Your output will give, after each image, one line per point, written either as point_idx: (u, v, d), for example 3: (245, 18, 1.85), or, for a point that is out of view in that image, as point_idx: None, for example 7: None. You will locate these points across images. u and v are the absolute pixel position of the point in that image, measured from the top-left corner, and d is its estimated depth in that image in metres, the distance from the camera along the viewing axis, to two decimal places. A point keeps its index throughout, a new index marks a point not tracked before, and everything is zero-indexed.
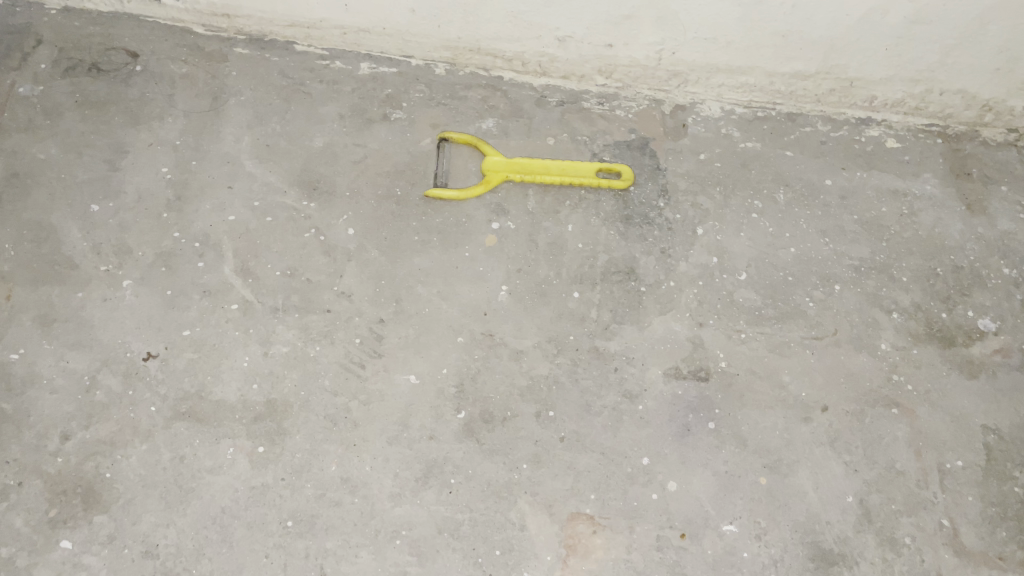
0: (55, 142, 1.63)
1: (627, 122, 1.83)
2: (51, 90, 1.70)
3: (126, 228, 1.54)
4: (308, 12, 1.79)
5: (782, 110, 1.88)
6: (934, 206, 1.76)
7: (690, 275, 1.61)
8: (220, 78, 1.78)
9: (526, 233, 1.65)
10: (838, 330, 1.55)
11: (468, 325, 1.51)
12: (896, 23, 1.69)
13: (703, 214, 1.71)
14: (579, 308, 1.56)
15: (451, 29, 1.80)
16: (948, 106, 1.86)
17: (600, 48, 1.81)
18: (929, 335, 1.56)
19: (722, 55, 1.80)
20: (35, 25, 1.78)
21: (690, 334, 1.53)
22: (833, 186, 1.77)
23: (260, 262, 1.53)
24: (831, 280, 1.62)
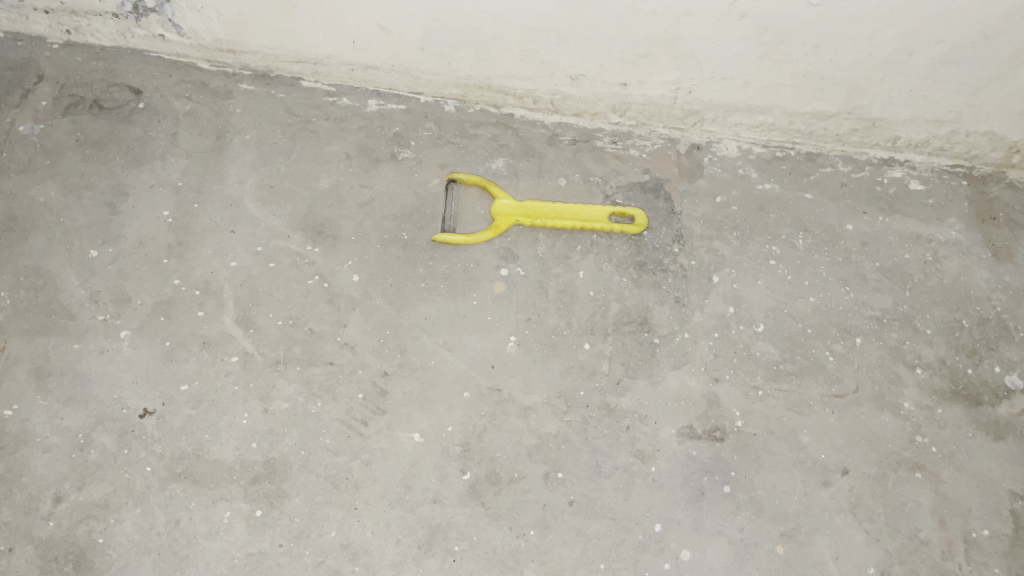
0: (55, 184, 1.59)
1: (641, 162, 1.78)
2: (52, 128, 1.66)
3: (125, 275, 1.50)
4: (315, 48, 1.75)
5: (801, 150, 1.83)
6: (960, 252, 1.70)
7: (705, 326, 1.56)
8: (225, 115, 1.74)
9: (536, 279, 1.60)
10: (859, 387, 1.50)
11: (475, 379, 1.46)
12: (921, 64, 1.64)
13: (719, 261, 1.65)
14: (590, 361, 1.50)
15: (461, 66, 1.76)
16: (974, 147, 1.80)
17: (614, 87, 1.76)
18: (954, 393, 1.51)
19: (740, 95, 1.75)
20: (36, 60, 1.75)
21: (705, 390, 1.48)
22: (854, 231, 1.71)
23: (262, 312, 1.49)
24: (852, 332, 1.57)
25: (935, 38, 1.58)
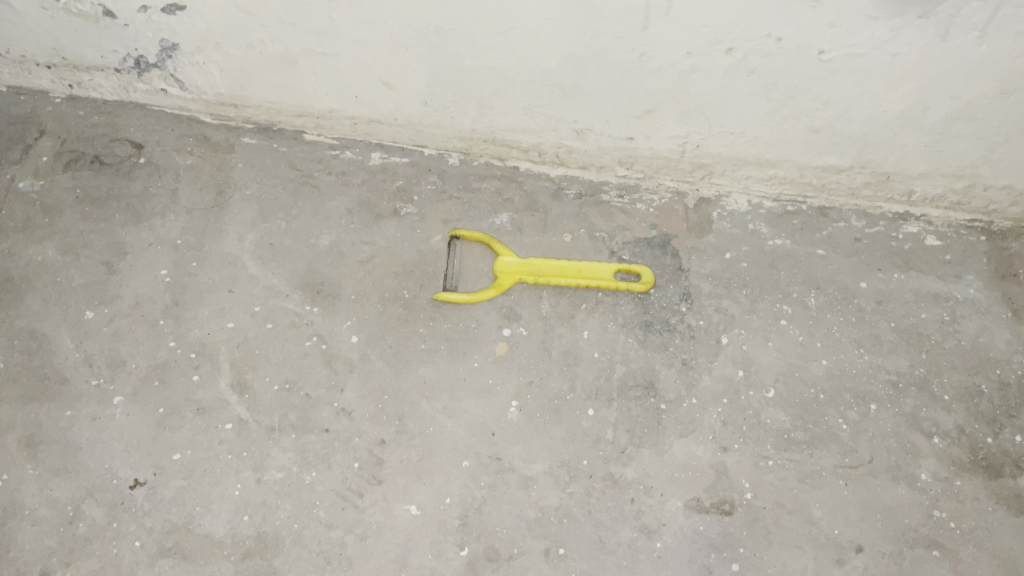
0: (54, 243, 1.58)
1: (648, 217, 1.75)
2: (52, 186, 1.65)
3: (120, 337, 1.48)
4: (317, 103, 1.73)
5: (813, 204, 1.78)
6: (978, 312, 1.65)
7: (713, 391, 1.51)
8: (226, 170, 1.72)
9: (539, 340, 1.56)
10: (874, 457, 1.46)
11: (475, 448, 1.42)
12: (936, 119, 1.59)
13: (728, 320, 1.61)
14: (594, 428, 1.46)
15: (465, 121, 1.73)
16: (992, 202, 1.75)
17: (620, 141, 1.73)
18: (974, 464, 1.46)
19: (750, 149, 1.71)
20: (39, 115, 1.75)
21: (713, 461, 1.44)
22: (869, 288, 1.66)
23: (258, 375, 1.46)
24: (866, 399, 1.52)
25: (950, 93, 1.54)
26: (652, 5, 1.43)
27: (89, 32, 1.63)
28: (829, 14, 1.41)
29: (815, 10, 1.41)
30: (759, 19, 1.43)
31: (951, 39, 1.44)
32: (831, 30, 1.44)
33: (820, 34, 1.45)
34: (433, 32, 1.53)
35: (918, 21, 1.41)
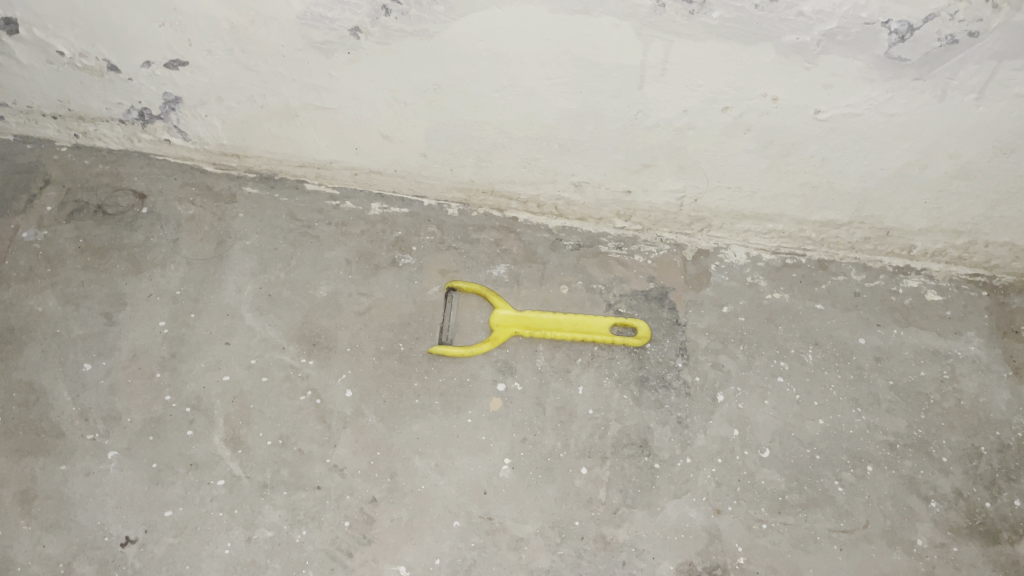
0: (54, 293, 1.60)
1: (646, 269, 1.75)
2: (55, 235, 1.68)
3: (117, 390, 1.49)
4: (318, 154, 1.75)
5: (812, 257, 1.78)
6: (978, 370, 1.63)
7: (708, 450, 1.51)
8: (227, 220, 1.74)
9: (534, 396, 1.56)
10: (869, 522, 1.44)
11: (466, 507, 1.42)
12: (934, 177, 1.59)
13: (724, 376, 1.60)
14: (587, 487, 1.45)
15: (464, 173, 1.74)
16: (994, 257, 1.73)
17: (618, 194, 1.73)
18: (971, 529, 1.45)
19: (748, 203, 1.71)
20: (45, 163, 1.78)
21: (706, 523, 1.43)
22: (867, 345, 1.66)
23: (251, 430, 1.47)
24: (862, 459, 1.51)
25: (948, 152, 1.54)
26: (647, 64, 1.45)
27: (93, 85, 1.66)
28: (825, 75, 1.42)
29: (810, 71, 1.42)
30: (754, 79, 1.45)
31: (947, 101, 1.44)
32: (828, 90, 1.45)
33: (815, 94, 1.46)
34: (432, 88, 1.55)
35: (914, 83, 1.42)
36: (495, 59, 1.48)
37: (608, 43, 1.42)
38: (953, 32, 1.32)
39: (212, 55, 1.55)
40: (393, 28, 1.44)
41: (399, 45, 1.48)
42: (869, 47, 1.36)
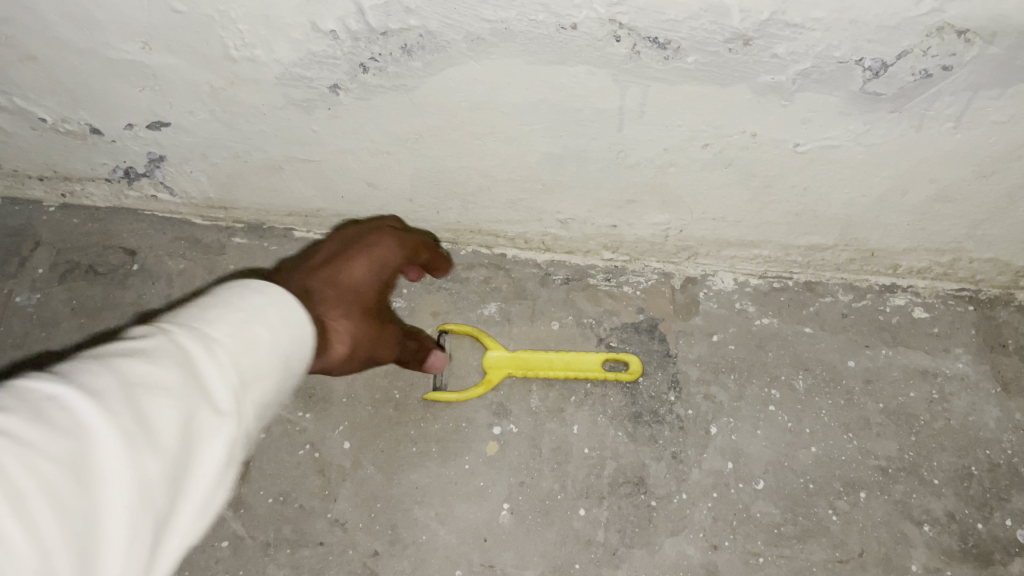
0: (51, 358, 1.67)
1: (635, 301, 1.77)
2: (48, 298, 1.74)
3: None
4: (304, 203, 1.77)
5: (799, 280, 1.79)
6: (967, 388, 1.66)
7: (703, 485, 1.54)
8: (217, 274, 1.79)
9: (529, 437, 1.58)
10: (864, 550, 1.48)
11: (467, 556, 1.46)
12: (917, 201, 1.58)
13: (716, 408, 1.62)
14: (586, 529, 1.49)
15: (450, 215, 1.76)
16: (979, 273, 1.74)
17: (604, 228, 1.74)
18: (964, 552, 1.49)
19: (733, 232, 1.71)
20: (34, 224, 1.83)
21: (704, 560, 1.47)
22: (857, 367, 1.68)
23: (251, 489, 1.52)
24: (856, 486, 1.55)
25: (928, 177, 1.52)
26: (626, 108, 1.43)
27: (78, 148, 1.67)
28: (803, 111, 1.39)
29: (787, 108, 1.39)
30: (733, 119, 1.43)
31: (925, 130, 1.41)
32: (806, 125, 1.42)
33: (793, 130, 1.44)
34: (413, 138, 1.56)
35: (891, 115, 1.38)
36: (473, 108, 1.47)
37: (585, 90, 1.40)
38: (927, 68, 1.27)
39: (194, 116, 1.56)
40: (372, 84, 1.43)
41: (378, 99, 1.47)
42: (843, 84, 1.32)
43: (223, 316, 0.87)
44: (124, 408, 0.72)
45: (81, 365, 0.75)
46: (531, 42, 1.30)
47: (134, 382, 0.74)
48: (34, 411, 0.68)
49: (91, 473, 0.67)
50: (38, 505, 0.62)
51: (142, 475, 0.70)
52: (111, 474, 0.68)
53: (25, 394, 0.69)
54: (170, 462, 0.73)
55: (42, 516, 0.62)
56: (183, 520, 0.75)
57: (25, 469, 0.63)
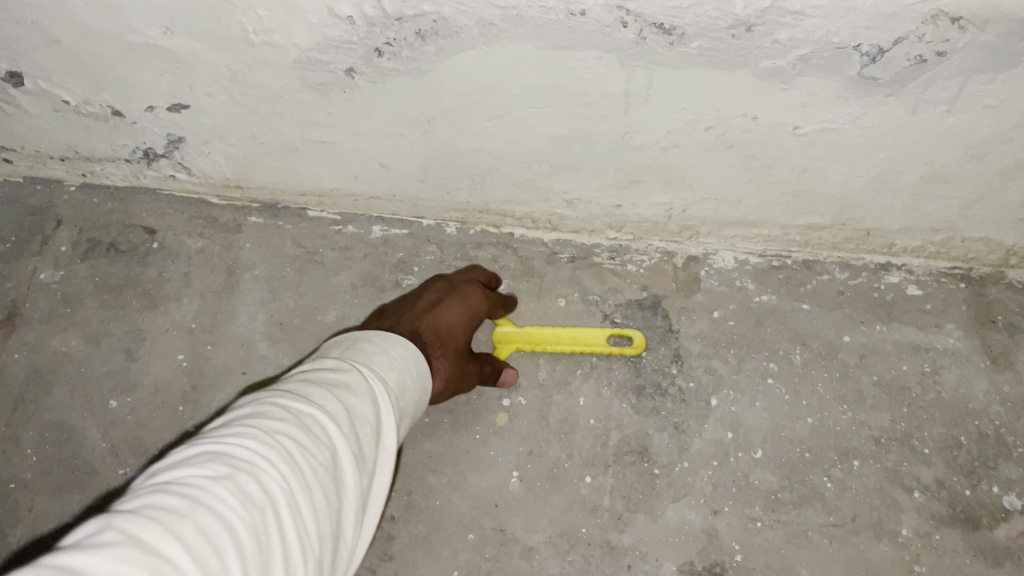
0: (76, 333, 1.74)
1: (638, 278, 1.83)
2: (72, 275, 1.81)
3: (143, 425, 1.63)
4: (318, 183, 1.82)
5: (797, 259, 1.85)
6: (957, 362, 1.73)
7: (704, 454, 1.61)
8: (234, 251, 1.84)
9: (537, 409, 1.65)
10: (857, 515, 1.56)
11: (479, 521, 1.54)
12: (912, 181, 1.64)
13: (717, 381, 1.69)
14: (592, 495, 1.57)
15: (460, 195, 1.81)
16: (971, 251, 1.81)
17: (609, 208, 1.80)
18: (952, 517, 1.56)
19: (734, 212, 1.77)
20: (56, 204, 1.89)
21: (705, 524, 1.54)
22: (852, 342, 1.74)
23: None
24: (850, 455, 1.62)
25: (923, 159, 1.57)
26: (631, 92, 1.48)
27: (99, 129, 1.72)
28: (802, 95, 1.45)
29: (787, 92, 1.44)
30: (734, 103, 1.48)
31: (920, 113, 1.46)
32: (805, 108, 1.48)
33: (793, 113, 1.49)
34: (426, 121, 1.61)
35: (887, 99, 1.44)
36: (484, 91, 1.52)
37: (593, 74, 1.45)
38: (922, 53, 1.32)
39: (213, 98, 1.61)
40: (386, 68, 1.48)
41: (392, 82, 1.51)
42: (842, 69, 1.38)
43: (397, 359, 1.21)
44: (355, 428, 1.01)
45: (312, 395, 1.01)
46: (541, 27, 1.35)
47: (354, 410, 1.03)
48: (304, 421, 0.96)
49: (342, 474, 0.96)
50: (305, 507, 0.88)
51: (372, 473, 1.04)
52: (356, 474, 0.99)
53: (291, 412, 0.96)
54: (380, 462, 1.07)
55: (327, 501, 0.91)
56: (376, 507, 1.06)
57: (307, 472, 0.90)
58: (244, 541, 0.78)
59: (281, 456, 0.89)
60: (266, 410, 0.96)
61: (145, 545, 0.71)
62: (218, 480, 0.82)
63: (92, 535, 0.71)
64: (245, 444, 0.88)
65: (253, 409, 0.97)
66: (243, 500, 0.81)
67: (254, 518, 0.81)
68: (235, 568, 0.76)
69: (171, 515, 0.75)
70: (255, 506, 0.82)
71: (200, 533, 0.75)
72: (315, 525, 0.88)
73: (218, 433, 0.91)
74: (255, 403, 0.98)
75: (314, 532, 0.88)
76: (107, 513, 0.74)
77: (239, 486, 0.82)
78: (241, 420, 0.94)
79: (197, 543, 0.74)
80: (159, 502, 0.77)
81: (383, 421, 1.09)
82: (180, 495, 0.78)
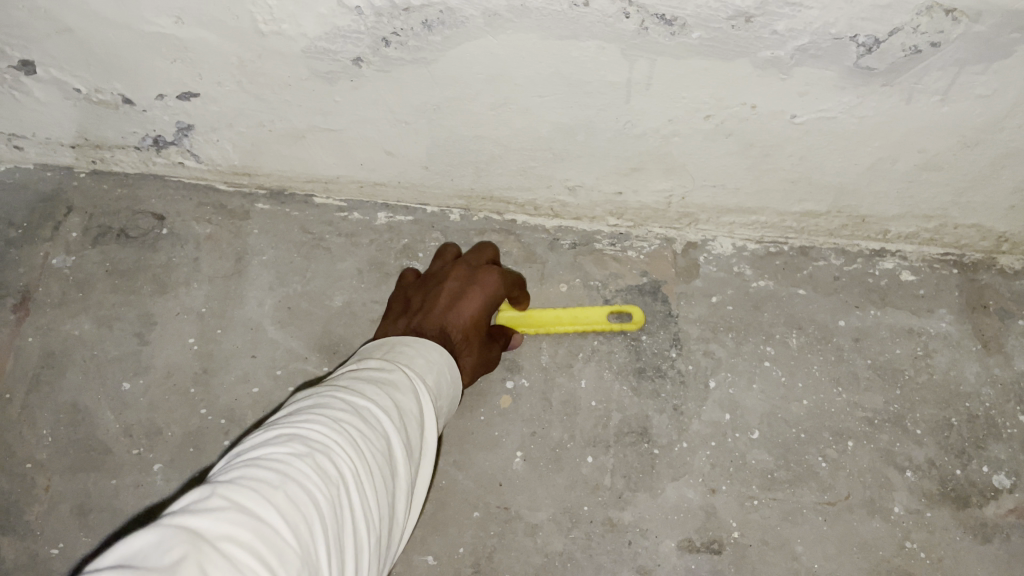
0: (88, 317, 1.78)
1: (638, 264, 1.87)
2: (83, 260, 1.84)
3: (155, 406, 1.68)
4: (325, 170, 1.85)
5: (794, 245, 1.89)
6: (949, 346, 1.77)
7: (702, 435, 1.65)
8: (242, 237, 1.88)
9: (540, 391, 1.69)
10: (851, 494, 1.61)
11: (484, 499, 1.59)
12: (906, 169, 1.67)
13: (715, 364, 1.73)
14: (593, 474, 1.61)
15: (464, 182, 1.85)
16: (963, 238, 1.85)
17: (610, 195, 1.84)
18: (943, 496, 1.61)
19: (732, 199, 1.81)
20: (66, 190, 1.92)
21: (703, 502, 1.59)
22: (847, 327, 1.79)
23: None
24: (844, 436, 1.67)
25: (917, 148, 1.61)
26: (633, 81, 1.51)
27: (110, 117, 1.75)
28: (800, 85, 1.48)
29: (785, 81, 1.48)
30: (734, 92, 1.52)
31: (914, 103, 1.50)
32: (803, 98, 1.51)
33: (791, 102, 1.53)
34: (431, 109, 1.64)
35: (882, 88, 1.47)
36: (489, 80, 1.55)
37: (596, 64, 1.48)
38: (917, 44, 1.36)
39: (223, 87, 1.64)
40: (393, 57, 1.51)
41: (399, 71, 1.55)
42: (839, 59, 1.41)
43: (440, 355, 1.32)
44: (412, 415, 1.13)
45: (372, 384, 1.12)
46: (546, 18, 1.38)
47: (406, 401, 1.15)
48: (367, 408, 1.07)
49: (400, 457, 1.08)
50: (369, 486, 0.99)
51: (419, 460, 1.17)
52: (407, 461, 1.10)
53: (358, 399, 1.08)
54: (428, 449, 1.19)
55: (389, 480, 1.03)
56: (421, 489, 1.18)
57: (373, 453, 1.02)
58: (325, 513, 0.90)
59: (351, 439, 1.00)
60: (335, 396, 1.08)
61: (246, 513, 0.83)
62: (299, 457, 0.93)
63: (200, 504, 0.83)
64: (320, 427, 0.99)
65: (319, 396, 1.08)
66: (324, 476, 0.93)
67: (331, 493, 0.93)
68: (319, 538, 0.88)
69: (265, 487, 0.88)
70: (333, 482, 0.94)
71: (291, 503, 0.87)
72: (376, 504, 1.00)
73: (293, 417, 1.03)
74: (319, 391, 1.10)
75: (375, 509, 1.00)
76: (214, 482, 0.87)
77: (320, 464, 0.93)
78: (314, 405, 1.05)
79: (287, 513, 0.86)
80: (254, 475, 0.89)
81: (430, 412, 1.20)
82: (271, 469, 0.90)
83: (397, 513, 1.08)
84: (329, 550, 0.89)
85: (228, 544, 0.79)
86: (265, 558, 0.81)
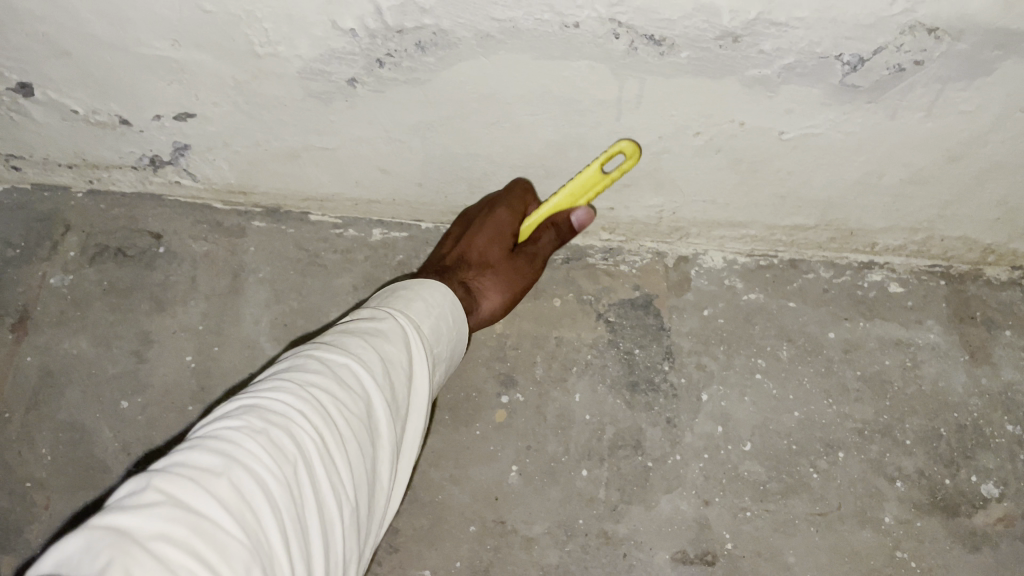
0: (86, 336, 1.80)
1: (630, 278, 1.88)
2: (80, 279, 1.86)
3: (153, 424, 1.71)
4: (319, 187, 1.87)
5: (783, 258, 1.91)
6: (937, 356, 1.80)
7: (695, 447, 1.68)
8: (239, 255, 1.90)
9: (535, 405, 1.71)
10: (842, 504, 1.64)
11: (480, 513, 1.61)
12: (893, 183, 1.70)
13: (707, 376, 1.76)
14: (587, 487, 1.64)
15: (458, 198, 1.87)
16: (950, 250, 1.86)
17: (602, 210, 1.84)
18: (932, 505, 1.64)
19: (722, 213, 1.82)
20: (63, 209, 1.93)
21: (696, 514, 1.62)
22: (836, 338, 1.81)
23: None
24: (835, 447, 1.69)
25: (904, 161, 1.64)
26: (623, 99, 1.54)
27: (107, 137, 1.77)
28: (787, 102, 1.51)
29: (773, 98, 1.50)
30: (723, 110, 1.54)
31: (899, 119, 1.53)
32: (789, 114, 1.54)
33: (779, 118, 1.55)
34: (424, 127, 1.66)
35: (868, 105, 1.50)
36: (481, 99, 1.57)
37: (587, 83, 1.51)
38: (900, 62, 1.39)
39: (219, 107, 1.65)
40: (387, 77, 1.53)
41: (393, 90, 1.57)
42: (825, 77, 1.44)
43: (431, 307, 1.34)
44: (384, 377, 1.14)
45: (342, 350, 1.13)
46: (536, 39, 1.41)
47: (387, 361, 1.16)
48: (339, 376, 1.08)
49: (373, 422, 1.10)
50: (338, 457, 1.01)
51: (403, 419, 1.18)
52: (386, 422, 1.12)
53: (321, 368, 1.09)
54: (411, 404, 1.21)
55: (357, 448, 1.04)
56: (411, 447, 1.21)
57: (335, 423, 1.03)
58: (277, 492, 0.92)
59: (314, 410, 1.02)
60: (295, 369, 1.09)
61: (181, 507, 0.85)
62: (253, 436, 0.95)
63: (135, 497, 0.85)
64: (277, 402, 1.01)
65: (290, 366, 1.10)
66: (274, 456, 0.94)
67: (285, 471, 0.94)
68: (268, 521, 0.89)
69: (205, 475, 0.89)
70: (285, 460, 0.95)
71: (234, 490, 0.89)
72: (347, 474, 1.01)
73: (257, 391, 1.05)
74: (290, 361, 1.12)
75: (346, 479, 1.01)
76: (152, 474, 0.88)
77: (270, 442, 0.95)
78: (279, 377, 1.07)
79: (229, 501, 0.87)
80: (196, 463, 0.91)
81: (415, 366, 1.22)
82: (215, 454, 0.92)
83: (377, 476, 1.10)
84: (284, 530, 0.91)
85: (160, 540, 0.80)
86: (202, 551, 0.82)
